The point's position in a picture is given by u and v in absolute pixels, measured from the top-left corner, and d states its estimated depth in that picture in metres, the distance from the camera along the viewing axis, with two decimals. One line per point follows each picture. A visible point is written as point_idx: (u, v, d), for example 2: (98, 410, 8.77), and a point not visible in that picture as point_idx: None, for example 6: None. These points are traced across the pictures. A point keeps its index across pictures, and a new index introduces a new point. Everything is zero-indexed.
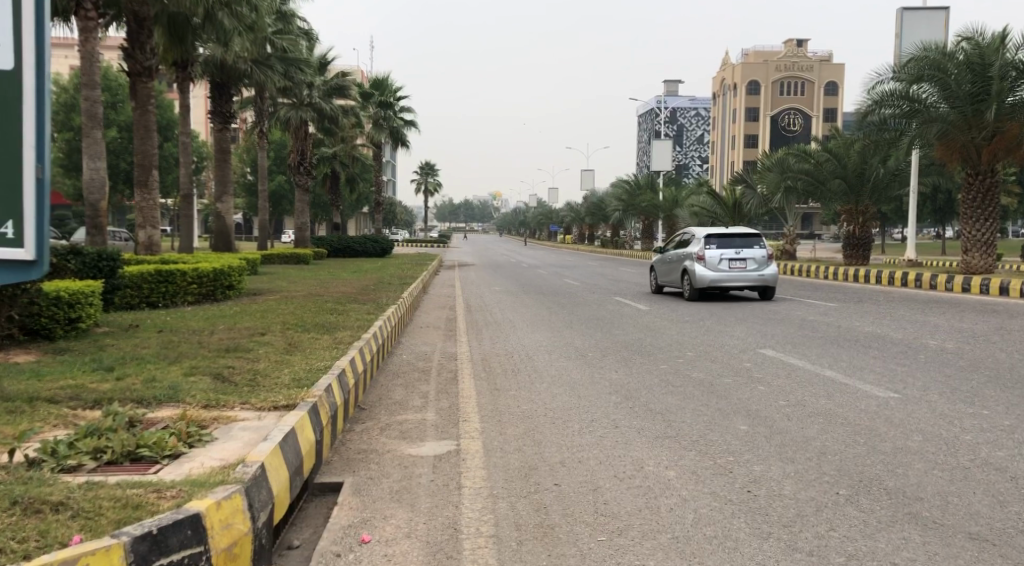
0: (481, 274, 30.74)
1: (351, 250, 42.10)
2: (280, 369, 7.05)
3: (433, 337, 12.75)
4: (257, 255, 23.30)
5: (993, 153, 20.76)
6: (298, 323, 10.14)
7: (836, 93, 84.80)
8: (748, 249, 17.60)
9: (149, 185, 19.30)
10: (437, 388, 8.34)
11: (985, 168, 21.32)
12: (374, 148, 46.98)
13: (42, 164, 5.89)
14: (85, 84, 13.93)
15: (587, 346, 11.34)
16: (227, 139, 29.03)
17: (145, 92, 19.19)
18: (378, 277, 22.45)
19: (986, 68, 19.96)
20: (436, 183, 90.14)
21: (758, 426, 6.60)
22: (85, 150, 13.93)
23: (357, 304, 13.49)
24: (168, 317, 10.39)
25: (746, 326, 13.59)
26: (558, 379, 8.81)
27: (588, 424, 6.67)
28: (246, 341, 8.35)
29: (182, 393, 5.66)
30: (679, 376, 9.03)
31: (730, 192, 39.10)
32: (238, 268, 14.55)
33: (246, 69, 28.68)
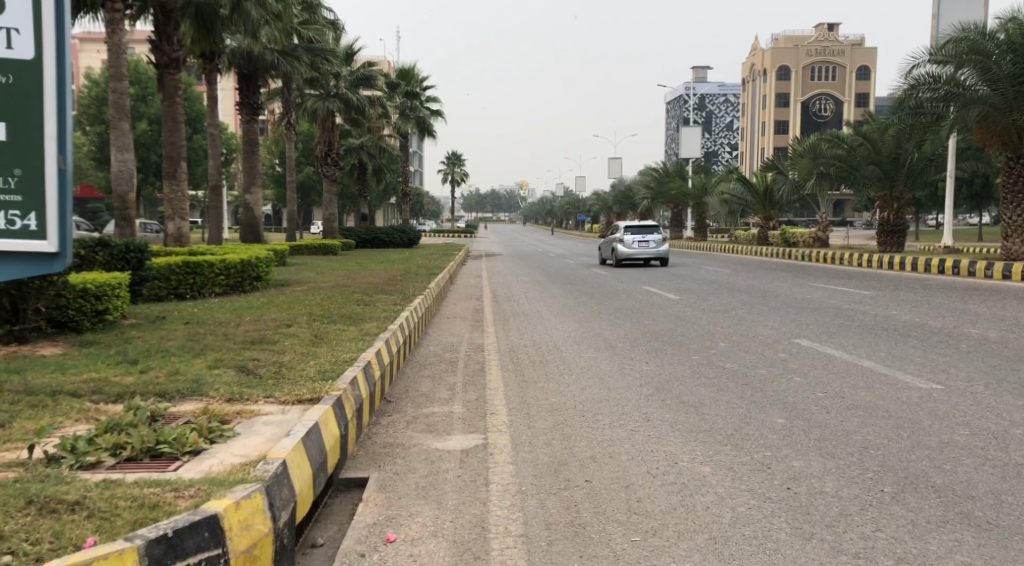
0: (507, 264, 30.56)
1: (378, 241, 42.16)
2: (306, 361, 6.96)
3: (460, 328, 12.64)
4: (286, 246, 23.39)
5: None
6: (324, 315, 10.04)
7: (868, 77, 83.16)
8: (650, 234, 25.80)
9: (177, 177, 19.35)
10: (464, 380, 8.23)
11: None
12: (401, 138, 46.96)
13: (64, 155, 5.84)
14: (112, 76, 13.93)
15: (615, 337, 11.15)
16: (254, 130, 29.10)
17: (173, 84, 19.26)
18: (405, 268, 22.41)
19: None
20: (462, 173, 90.17)
21: (796, 419, 6.37)
22: (112, 143, 13.98)
23: (384, 295, 13.41)
24: (195, 308, 10.37)
25: (778, 316, 13.30)
26: (588, 371, 8.63)
27: (619, 417, 6.50)
28: (271, 333, 8.28)
29: (205, 387, 5.58)
30: (712, 367, 8.81)
31: (760, 178, 38.54)
32: (265, 259, 14.54)
33: (273, 60, 28.72)
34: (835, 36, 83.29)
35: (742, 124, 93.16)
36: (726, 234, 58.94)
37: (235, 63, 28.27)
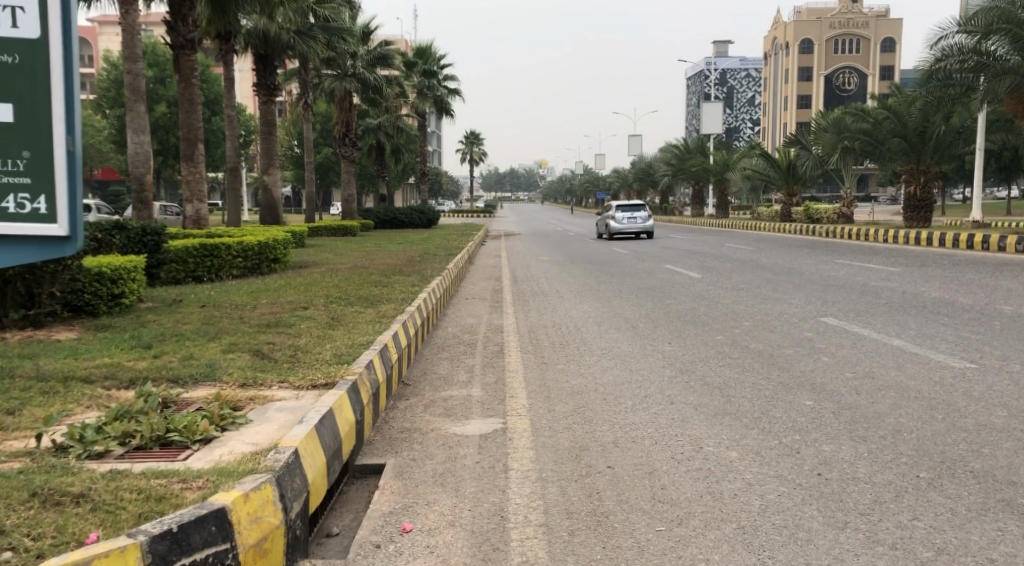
0: (526, 244, 30.38)
1: (397, 221, 42.08)
2: (322, 344, 6.85)
3: (479, 309, 12.51)
4: (304, 228, 23.34)
5: None
6: (341, 297, 9.94)
7: (894, 49, 81.53)
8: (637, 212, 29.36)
9: (195, 159, 19.29)
10: (483, 362, 8.10)
11: None
12: (419, 117, 46.69)
13: (73, 136, 5.71)
14: (127, 57, 13.83)
15: (636, 317, 10.96)
16: (272, 111, 28.99)
17: (188, 65, 19.15)
18: (424, 248, 22.30)
19: None
20: (481, 152, 89.77)
21: (825, 402, 6.17)
22: (128, 125, 13.93)
23: (402, 276, 13.29)
24: (212, 291, 10.31)
25: (803, 294, 13.03)
26: (609, 352, 8.46)
27: (641, 400, 6.33)
28: (288, 315, 8.19)
29: (219, 371, 5.49)
30: (736, 347, 8.61)
31: (783, 154, 37.94)
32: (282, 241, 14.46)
33: (289, 40, 28.56)
34: (859, 8, 81.75)
35: (764, 99, 91.84)
36: (747, 211, 58.28)
37: (252, 43, 28.14)
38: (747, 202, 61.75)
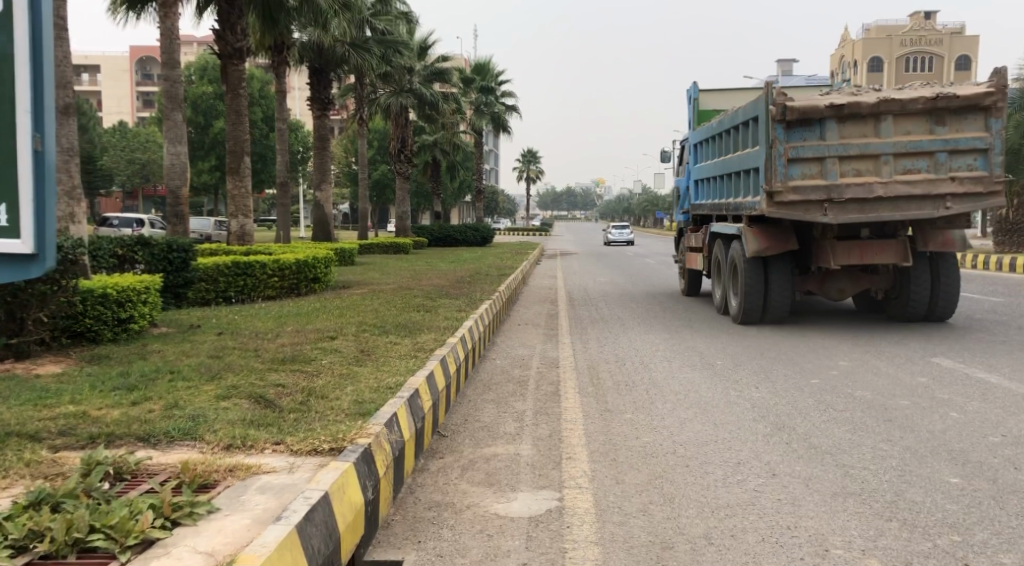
0: (585, 263, 29.26)
1: (450, 240, 41.33)
2: (342, 388, 5.71)
3: (532, 338, 11.31)
4: (354, 245, 22.49)
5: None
6: (379, 324, 8.84)
7: (970, 67, 80.85)
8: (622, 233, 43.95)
9: (241, 172, 18.56)
10: (535, 408, 6.85)
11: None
12: (477, 135, 46.00)
13: (42, 133, 4.19)
14: (165, 63, 13.09)
15: (710, 353, 9.68)
16: (327, 126, 28.41)
17: (236, 75, 18.49)
18: (475, 269, 21.21)
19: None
20: (539, 170, 89.23)
21: (978, 480, 4.74)
22: (165, 135, 13.18)
23: (450, 299, 12.16)
24: (236, 315, 9.33)
25: (900, 328, 11.54)
26: (685, 398, 7.14)
27: (734, 471, 5.03)
28: (311, 347, 7.09)
29: (205, 426, 4.37)
30: (839, 395, 7.23)
31: None
32: (325, 260, 13.56)
33: (344, 53, 27.87)
34: (934, 26, 81.46)
35: None
36: None
37: (306, 56, 27.66)
38: None
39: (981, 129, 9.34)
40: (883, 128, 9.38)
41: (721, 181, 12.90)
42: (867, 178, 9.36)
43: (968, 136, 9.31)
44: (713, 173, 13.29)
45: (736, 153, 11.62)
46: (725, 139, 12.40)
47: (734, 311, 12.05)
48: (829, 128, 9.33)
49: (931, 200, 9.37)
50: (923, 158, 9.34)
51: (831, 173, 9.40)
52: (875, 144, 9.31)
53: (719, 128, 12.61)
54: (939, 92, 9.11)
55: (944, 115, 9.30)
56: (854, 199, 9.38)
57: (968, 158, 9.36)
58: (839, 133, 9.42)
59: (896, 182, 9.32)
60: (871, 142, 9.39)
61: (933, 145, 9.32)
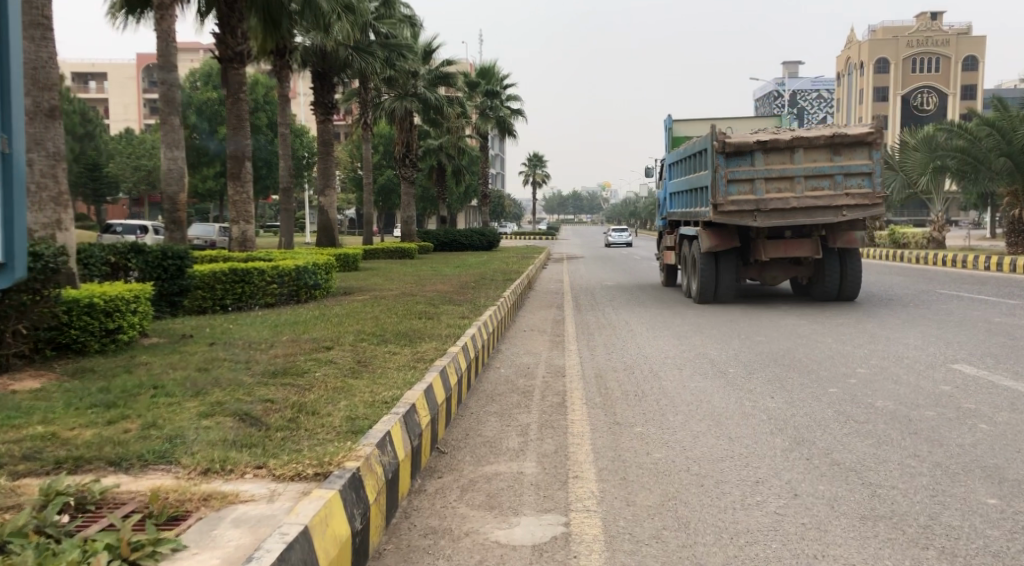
0: (590, 267, 28.89)
1: (456, 244, 41.05)
2: (336, 403, 5.39)
3: (538, 345, 10.98)
4: (358, 251, 22.20)
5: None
6: (378, 332, 8.51)
7: (977, 68, 80.49)
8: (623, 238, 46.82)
9: (241, 177, 18.29)
10: (540, 421, 6.51)
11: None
12: (482, 139, 45.81)
13: (9, 134, 4.11)
14: (161, 66, 12.84)
15: (723, 360, 9.34)
16: (330, 131, 28.18)
17: (236, 79, 18.29)
18: (480, 273, 20.89)
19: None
20: (545, 174, 88.98)
21: (1018, 501, 4.39)
22: (162, 139, 12.91)
23: (453, 305, 11.84)
24: (231, 324, 9.02)
25: (917, 332, 11.20)
26: (698, 410, 6.80)
27: (753, 491, 4.69)
28: (305, 358, 6.77)
29: (183, 449, 4.05)
30: (859, 405, 6.89)
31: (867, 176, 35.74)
32: (325, 266, 13.25)
33: (347, 57, 27.62)
34: (940, 27, 81.43)
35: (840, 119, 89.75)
36: None
37: (309, 61, 27.43)
38: None
39: (869, 158, 12.51)
40: (797, 157, 12.59)
41: (686, 194, 16.05)
42: (785, 194, 12.58)
43: (859, 162, 12.47)
44: (681, 187, 16.51)
45: (695, 172, 14.78)
46: (688, 160, 15.53)
47: (697, 295, 15.17)
48: (757, 158, 12.53)
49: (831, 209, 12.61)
50: (826, 179, 12.52)
51: (759, 190, 12.66)
52: (792, 169, 12.48)
53: (683, 151, 15.76)
54: (835, 131, 12.29)
55: (841, 148, 12.46)
56: (777, 210, 12.66)
57: (859, 178, 12.52)
58: (765, 161, 12.60)
59: (806, 197, 12.58)
60: (789, 167, 12.61)
61: (833, 170, 12.49)
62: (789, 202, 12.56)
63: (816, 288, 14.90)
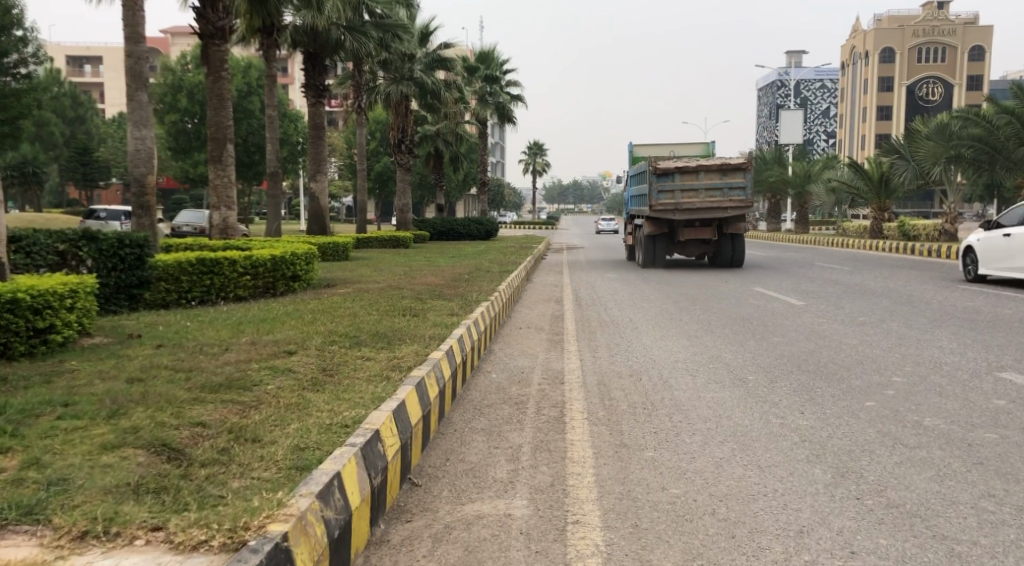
0: (591, 259, 28.00)
1: (454, 233, 40.04)
2: (286, 427, 4.45)
3: (534, 345, 10.04)
4: (348, 240, 21.19)
5: None
6: (352, 332, 7.54)
7: (982, 58, 79.31)
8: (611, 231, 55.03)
9: (223, 161, 17.28)
10: (534, 442, 5.59)
11: None
12: (480, 125, 44.85)
13: None
14: (128, 37, 11.85)
15: (738, 365, 8.40)
16: (323, 114, 27.12)
17: (218, 56, 17.15)
18: (475, 264, 19.91)
19: None
20: (545, 163, 87.85)
21: None
22: (129, 117, 11.93)
23: (442, 300, 10.90)
24: (190, 322, 8.06)
25: (947, 333, 10.33)
26: (720, 429, 5.85)
27: (800, 548, 3.74)
28: (260, 364, 5.81)
29: (64, 499, 3.10)
30: (905, 423, 5.96)
31: (875, 166, 34.97)
32: (306, 256, 12.28)
33: (340, 37, 26.54)
34: (947, 16, 80.29)
35: (844, 109, 88.78)
36: (832, 226, 55.02)
37: (300, 41, 26.30)
38: (825, 215, 58.78)
39: (745, 177, 19.23)
40: (701, 176, 19.25)
41: (636, 195, 22.61)
42: (692, 200, 19.33)
43: (739, 181, 19.19)
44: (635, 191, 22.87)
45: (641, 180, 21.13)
46: (637, 172, 21.93)
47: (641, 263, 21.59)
48: (676, 177, 19.24)
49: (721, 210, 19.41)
50: (718, 191, 19.26)
51: (677, 198, 19.41)
52: (697, 185, 19.19)
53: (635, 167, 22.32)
54: (722, 160, 18.92)
55: (727, 171, 19.11)
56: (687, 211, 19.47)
57: (738, 190, 19.25)
58: (680, 179, 19.33)
59: (706, 203, 19.31)
60: (695, 183, 19.31)
61: (722, 185, 19.24)
62: (694, 206, 19.32)
63: (720, 260, 21.13)
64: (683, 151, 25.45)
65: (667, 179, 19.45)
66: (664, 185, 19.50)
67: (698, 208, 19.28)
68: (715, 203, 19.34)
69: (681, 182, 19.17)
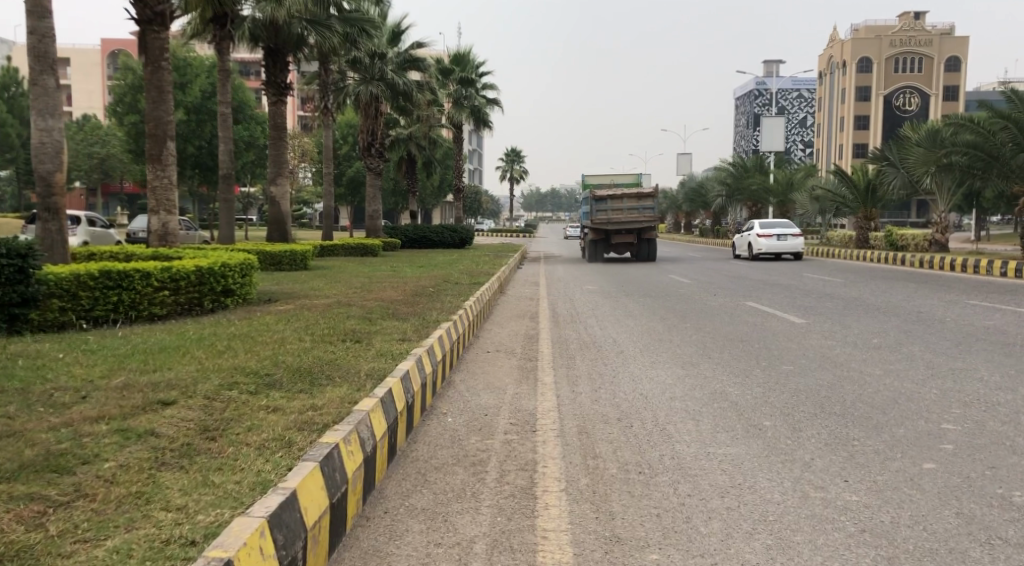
0: (570, 268, 26.72)
1: (427, 240, 38.40)
2: (98, 544, 2.88)
3: (501, 374, 8.54)
4: (308, 249, 19.56)
5: None
6: (267, 368, 5.96)
7: (959, 68, 79.09)
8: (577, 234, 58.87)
9: (163, 159, 15.42)
10: (493, 534, 4.05)
11: None
12: (456, 130, 43.27)
13: None
14: (30, 12, 10.21)
15: (749, 405, 6.92)
16: (284, 113, 25.39)
17: (157, 45, 15.42)
18: (443, 275, 18.40)
19: None
20: (522, 170, 86.44)
21: None
22: (32, 106, 10.26)
23: (394, 319, 9.35)
24: (65, 351, 6.45)
25: (980, 358, 9.01)
26: (747, 510, 4.35)
27: None
28: (113, 424, 4.23)
29: None
30: (990, 499, 4.50)
31: (860, 173, 34.07)
32: (241, 268, 10.69)
33: (301, 31, 24.85)
34: (924, 26, 79.96)
35: (822, 118, 88.45)
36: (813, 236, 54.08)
37: (258, 35, 24.61)
38: (805, 225, 57.98)
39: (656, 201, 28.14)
40: (625, 201, 28.25)
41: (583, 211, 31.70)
42: (619, 217, 28.41)
43: (650, 204, 28.20)
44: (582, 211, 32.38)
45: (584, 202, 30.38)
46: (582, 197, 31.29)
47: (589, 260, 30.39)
48: (609, 203, 28.25)
49: (637, 222, 28.52)
50: (637, 210, 28.27)
51: (609, 216, 28.55)
52: (623, 207, 28.23)
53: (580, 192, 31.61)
54: (639, 190, 27.82)
55: (642, 197, 28.08)
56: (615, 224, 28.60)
57: (649, 209, 28.27)
58: (611, 202, 28.40)
59: (629, 218, 28.32)
60: (620, 205, 28.41)
61: (639, 206, 28.19)
62: (620, 220, 28.46)
63: (641, 255, 29.99)
64: (619, 178, 35.08)
65: (603, 204, 28.48)
66: (600, 206, 28.64)
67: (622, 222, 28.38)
68: (635, 218, 28.40)
69: (611, 205, 28.34)
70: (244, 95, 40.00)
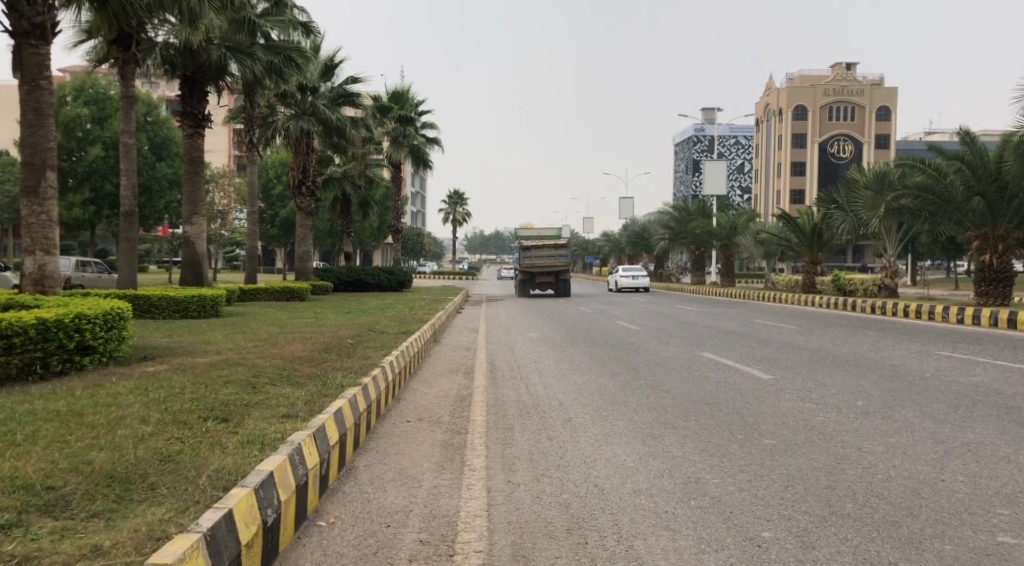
0: (512, 313, 25.15)
1: (362, 283, 36.42)
2: None
3: (421, 456, 6.79)
4: (221, 293, 17.53)
5: (1007, 234, 22.89)
6: (57, 476, 4.10)
7: (889, 118, 81.04)
8: None
9: (39, 192, 13.30)
10: None
11: (996, 234, 23.10)
12: (394, 168, 41.64)
13: None
14: None
15: (737, 505, 5.30)
16: (201, 146, 23.32)
17: (35, 61, 13.49)
18: (369, 322, 16.63)
19: (991, 172, 22.46)
20: (465, 213, 85.10)
21: None
22: None
23: (287, 385, 7.52)
24: None
25: (988, 426, 7.63)
26: None
27: None
28: None
29: None
30: None
31: (806, 216, 33.50)
32: (105, 320, 8.72)
33: (220, 57, 22.91)
34: (855, 76, 81.91)
35: (760, 165, 89.63)
36: (756, 281, 53.65)
37: (173, 61, 22.62)
38: (748, 268, 57.76)
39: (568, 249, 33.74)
40: (544, 249, 33.86)
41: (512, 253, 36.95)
42: (539, 260, 34.02)
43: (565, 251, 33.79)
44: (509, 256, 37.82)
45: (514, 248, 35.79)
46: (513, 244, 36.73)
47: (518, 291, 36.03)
48: (531, 251, 33.87)
49: (555, 266, 34.06)
50: (553, 256, 33.87)
51: (531, 260, 34.14)
52: (542, 254, 33.88)
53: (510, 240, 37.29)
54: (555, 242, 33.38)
55: (557, 246, 33.71)
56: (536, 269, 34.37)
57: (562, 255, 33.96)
58: (534, 250, 33.88)
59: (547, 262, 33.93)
60: (541, 253, 34.01)
61: (555, 253, 33.81)
62: (542, 264, 33.99)
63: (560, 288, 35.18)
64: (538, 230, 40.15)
65: (527, 252, 34.07)
66: (525, 253, 34.07)
67: (542, 268, 34.05)
68: (552, 262, 34.05)
69: (534, 252, 33.88)
70: (167, 130, 37.79)
